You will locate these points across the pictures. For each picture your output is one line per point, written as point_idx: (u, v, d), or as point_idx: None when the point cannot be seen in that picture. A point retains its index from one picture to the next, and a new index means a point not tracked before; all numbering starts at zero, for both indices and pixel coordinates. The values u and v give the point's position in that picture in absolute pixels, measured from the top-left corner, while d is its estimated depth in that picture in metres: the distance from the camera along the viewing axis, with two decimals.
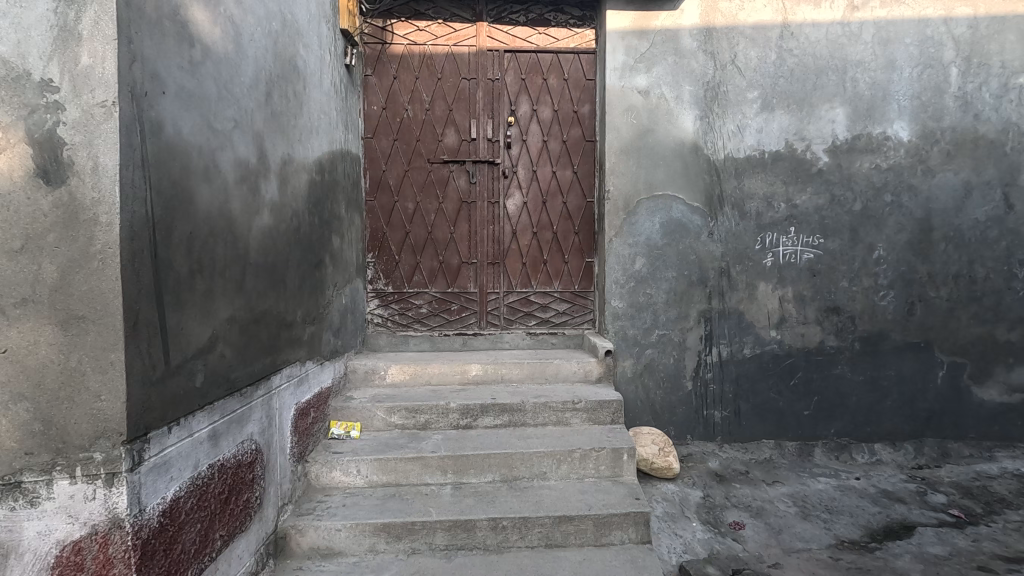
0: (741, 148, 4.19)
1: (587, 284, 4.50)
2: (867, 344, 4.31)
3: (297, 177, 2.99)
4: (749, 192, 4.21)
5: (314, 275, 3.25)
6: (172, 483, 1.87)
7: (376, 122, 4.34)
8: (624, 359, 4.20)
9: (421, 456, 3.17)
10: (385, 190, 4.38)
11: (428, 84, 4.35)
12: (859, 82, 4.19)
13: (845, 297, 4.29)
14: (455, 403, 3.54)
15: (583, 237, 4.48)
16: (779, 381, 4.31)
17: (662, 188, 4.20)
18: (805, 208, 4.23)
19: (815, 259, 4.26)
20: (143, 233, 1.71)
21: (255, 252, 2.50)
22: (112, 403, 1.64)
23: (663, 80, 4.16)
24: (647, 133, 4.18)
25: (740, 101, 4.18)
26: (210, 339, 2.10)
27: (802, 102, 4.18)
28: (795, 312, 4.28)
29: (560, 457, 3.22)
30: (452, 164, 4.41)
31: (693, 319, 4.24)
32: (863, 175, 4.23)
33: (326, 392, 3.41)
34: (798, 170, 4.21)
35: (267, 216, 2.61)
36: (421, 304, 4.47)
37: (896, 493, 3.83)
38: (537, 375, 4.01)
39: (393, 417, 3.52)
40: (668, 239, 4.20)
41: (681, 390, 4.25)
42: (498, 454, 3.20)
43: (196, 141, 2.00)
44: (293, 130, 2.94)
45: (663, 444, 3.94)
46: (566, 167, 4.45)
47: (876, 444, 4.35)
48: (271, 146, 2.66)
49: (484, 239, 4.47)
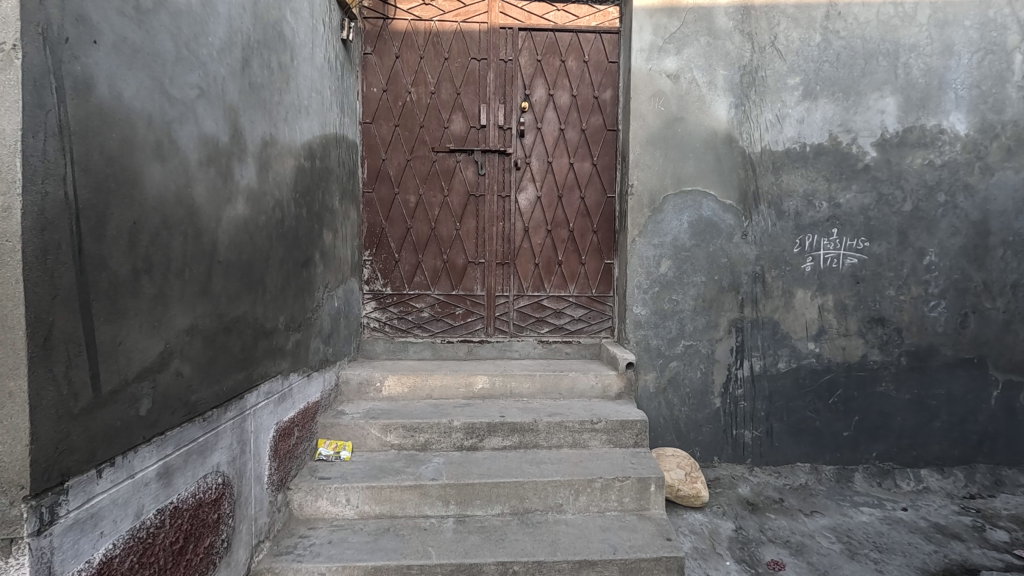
0: (780, 140, 3.78)
1: (605, 289, 4.09)
2: (915, 360, 3.90)
3: (283, 163, 2.60)
4: (788, 189, 3.80)
5: (301, 276, 2.85)
6: (102, 540, 1.48)
7: (375, 106, 3.93)
8: (645, 372, 3.80)
9: (421, 484, 2.77)
10: (384, 181, 3.97)
11: (433, 65, 3.94)
12: (912, 68, 3.77)
13: (892, 307, 3.87)
14: (459, 421, 3.15)
15: (602, 236, 4.07)
16: (816, 399, 3.90)
17: (691, 183, 3.79)
18: (848, 207, 3.82)
19: (860, 264, 3.84)
20: (60, 223, 1.32)
21: (226, 248, 2.10)
22: (10, 448, 1.23)
23: (695, 63, 3.75)
24: (676, 121, 3.77)
25: (780, 88, 3.76)
26: (161, 355, 1.71)
27: (848, 91, 3.76)
28: (835, 323, 3.87)
29: (579, 487, 2.83)
30: (459, 153, 4.01)
31: (723, 330, 3.83)
32: (915, 172, 3.81)
33: (312, 408, 3.01)
34: (843, 165, 3.80)
35: (244, 206, 2.22)
36: (423, 307, 4.07)
37: (951, 529, 3.41)
38: (550, 390, 3.61)
39: (390, 436, 3.13)
40: (697, 239, 3.79)
41: (708, 407, 3.85)
42: (507, 483, 2.80)
43: (143, 108, 1.60)
44: (277, 109, 2.54)
45: (690, 469, 3.55)
46: (585, 160, 4.04)
47: (922, 469, 3.94)
48: (249, 124, 2.27)
49: (493, 237, 4.07)
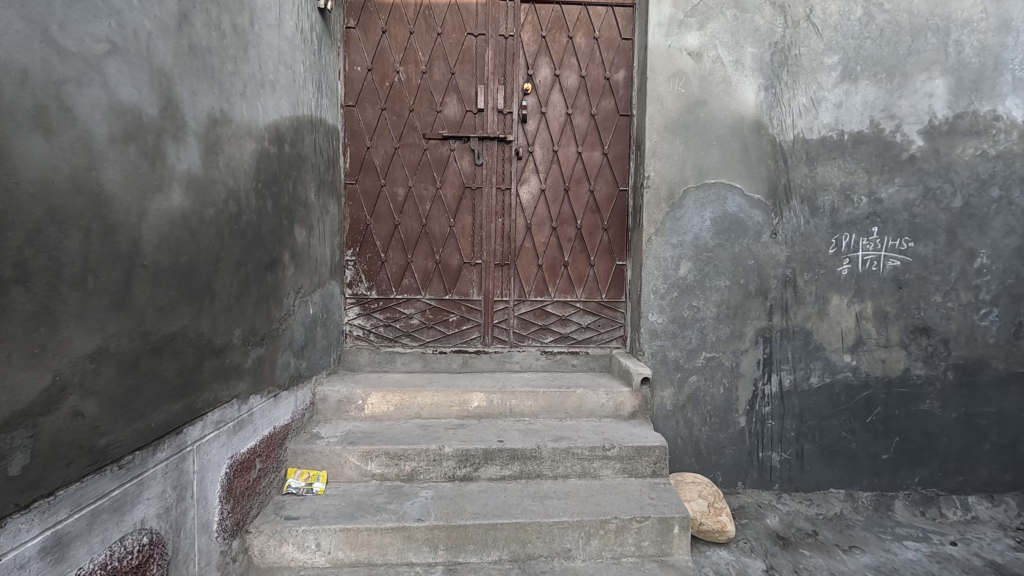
0: (815, 127, 3.35)
1: (616, 293, 3.67)
2: (962, 374, 3.47)
3: (239, 147, 2.17)
4: (823, 182, 3.38)
5: (265, 280, 2.42)
6: None
7: (359, 87, 3.50)
8: (662, 388, 3.39)
9: (403, 527, 2.35)
10: (369, 171, 3.54)
11: (425, 41, 3.51)
12: (964, 46, 3.32)
13: (937, 315, 3.45)
14: (450, 448, 2.73)
15: (613, 234, 3.65)
16: (852, 418, 3.48)
17: (715, 176, 3.36)
18: (891, 203, 3.39)
19: (903, 267, 3.41)
20: None
21: (156, 248, 1.68)
22: None
23: (720, 39, 3.32)
24: (698, 105, 3.34)
25: (815, 68, 3.34)
26: (47, 392, 1.29)
27: (892, 71, 3.33)
28: (874, 334, 3.45)
29: (590, 529, 2.42)
30: (453, 141, 3.58)
31: (749, 340, 3.41)
32: (966, 163, 3.37)
33: (279, 434, 2.59)
34: (885, 155, 3.37)
35: (181, 196, 1.79)
36: (412, 314, 3.64)
37: (1010, 568, 2.95)
38: (554, 409, 3.19)
39: (370, 465, 2.71)
40: (721, 238, 3.38)
41: (732, 427, 3.44)
42: (507, 526, 2.39)
43: (13, 60, 1.19)
44: (232, 80, 2.11)
45: (713, 499, 3.12)
46: (595, 149, 3.61)
47: (969, 496, 3.50)
48: (190, 96, 1.83)
49: (491, 235, 3.64)
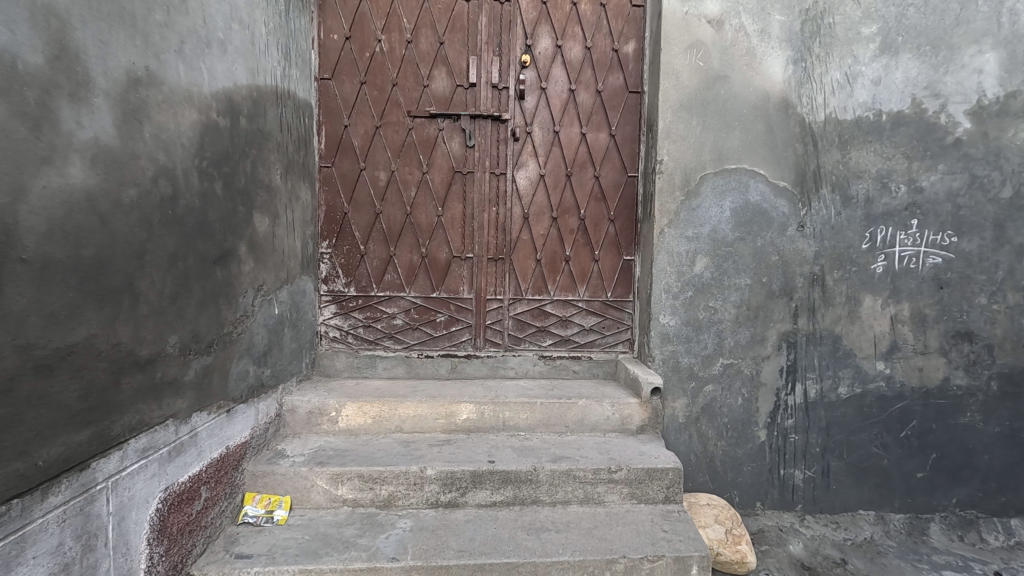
0: (849, 106, 2.98)
1: (623, 292, 3.31)
2: (1008, 384, 3.11)
3: (175, 115, 1.79)
4: (857, 168, 3.00)
5: (212, 276, 2.05)
6: None
7: (336, 58, 3.11)
8: (673, 399, 3.04)
9: (374, 568, 1.99)
10: (348, 153, 3.16)
11: (410, 6, 3.12)
12: (1020, 14, 2.92)
13: (981, 318, 3.08)
14: (433, 471, 2.37)
15: (621, 226, 3.28)
16: (884, 433, 3.12)
17: (736, 160, 2.99)
18: (933, 192, 3.01)
19: (945, 265, 3.04)
20: None
21: (46, 239, 1.31)
22: None
23: (743, 6, 2.94)
24: (718, 80, 2.96)
25: (851, 40, 2.96)
26: None
27: (937, 44, 2.94)
28: (911, 339, 3.09)
29: (594, 570, 2.07)
30: (441, 120, 3.19)
31: (771, 345, 3.05)
32: (1017, 148, 2.99)
33: (233, 455, 2.22)
34: (927, 139, 2.99)
35: (85, 170, 1.42)
36: (395, 313, 3.27)
37: None
38: (554, 422, 2.83)
39: (341, 489, 2.35)
40: (741, 231, 3.01)
41: (750, 442, 3.09)
42: (497, 567, 2.03)
43: None
44: (162, 33, 1.73)
45: (731, 525, 2.76)
46: (600, 130, 3.24)
47: (1013, 520, 3.15)
48: (98, 46, 1.46)
49: (483, 225, 3.27)
